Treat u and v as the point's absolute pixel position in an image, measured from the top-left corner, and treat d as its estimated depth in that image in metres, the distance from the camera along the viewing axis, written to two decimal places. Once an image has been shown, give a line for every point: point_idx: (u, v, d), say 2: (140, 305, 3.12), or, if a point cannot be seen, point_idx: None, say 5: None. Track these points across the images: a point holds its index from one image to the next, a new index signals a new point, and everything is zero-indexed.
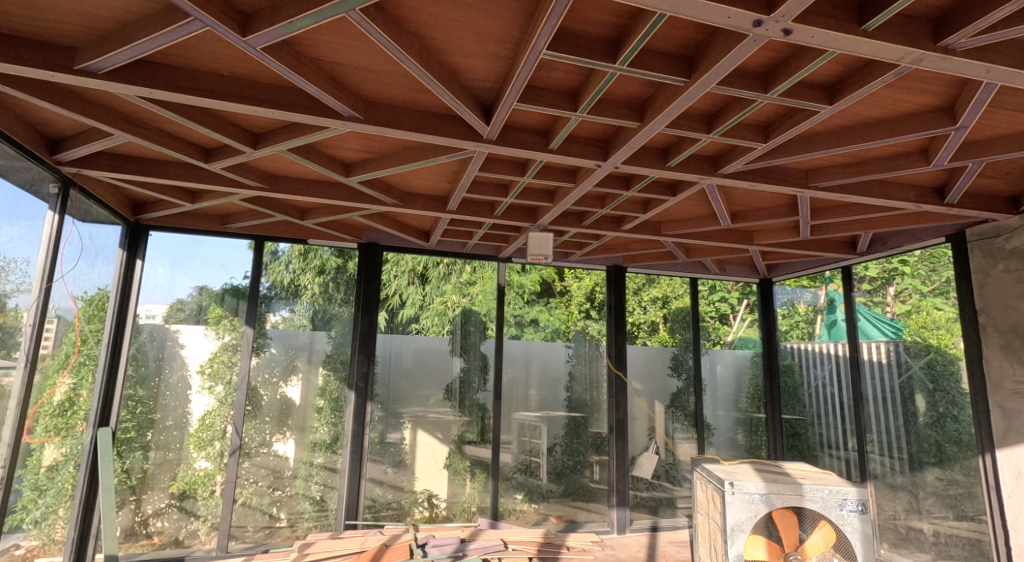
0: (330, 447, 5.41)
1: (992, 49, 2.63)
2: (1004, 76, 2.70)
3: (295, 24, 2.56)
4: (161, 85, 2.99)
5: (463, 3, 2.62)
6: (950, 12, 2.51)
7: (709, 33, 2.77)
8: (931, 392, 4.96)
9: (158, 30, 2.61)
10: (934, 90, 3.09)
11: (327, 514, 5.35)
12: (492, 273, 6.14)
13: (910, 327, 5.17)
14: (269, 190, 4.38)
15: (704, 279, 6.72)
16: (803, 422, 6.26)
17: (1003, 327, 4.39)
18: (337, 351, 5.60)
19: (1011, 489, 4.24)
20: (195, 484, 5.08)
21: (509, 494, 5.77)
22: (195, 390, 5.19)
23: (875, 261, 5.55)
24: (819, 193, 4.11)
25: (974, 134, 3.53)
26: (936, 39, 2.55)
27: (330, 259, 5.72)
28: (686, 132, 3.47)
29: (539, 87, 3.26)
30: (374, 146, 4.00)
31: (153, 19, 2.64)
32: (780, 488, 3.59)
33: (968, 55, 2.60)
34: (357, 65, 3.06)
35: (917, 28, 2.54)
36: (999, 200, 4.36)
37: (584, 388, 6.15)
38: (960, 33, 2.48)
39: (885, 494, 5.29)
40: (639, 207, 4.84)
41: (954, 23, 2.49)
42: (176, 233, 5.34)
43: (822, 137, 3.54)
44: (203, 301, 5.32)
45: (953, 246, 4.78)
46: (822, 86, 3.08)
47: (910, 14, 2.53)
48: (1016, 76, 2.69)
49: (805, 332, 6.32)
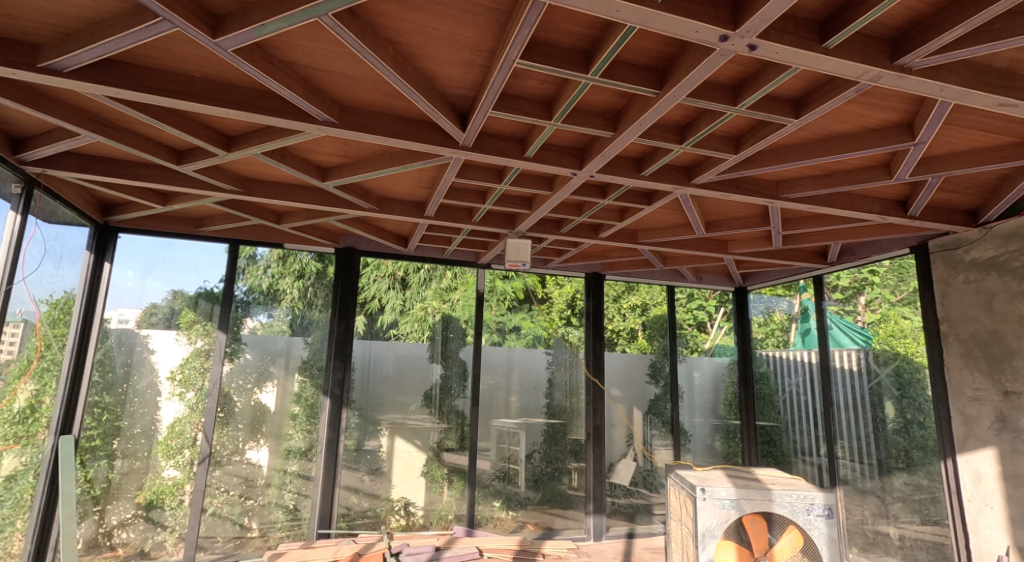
0: (305, 455, 5.34)
1: (946, 69, 2.74)
2: (957, 95, 2.81)
3: (266, 27, 2.53)
4: (129, 86, 2.93)
5: (437, 10, 2.63)
6: (906, 32, 2.61)
7: (679, 47, 2.84)
8: (899, 399, 5.11)
9: (126, 29, 2.56)
10: (895, 107, 3.21)
11: (300, 523, 5.26)
12: (472, 278, 6.12)
13: (879, 335, 5.33)
14: (243, 193, 4.31)
15: (681, 287, 6.83)
16: (777, 428, 6.38)
17: (963, 335, 4.56)
18: (314, 357, 5.53)
19: (971, 494, 4.40)
20: (163, 494, 4.95)
21: (486, 501, 5.75)
22: (164, 397, 5.06)
23: (846, 270, 5.70)
24: (789, 204, 4.22)
25: (933, 149, 3.67)
26: (893, 58, 2.65)
27: (310, 263, 5.66)
28: (659, 142, 3.53)
29: (514, 95, 3.29)
30: (351, 150, 3.97)
31: (120, 19, 2.58)
32: (750, 493, 3.46)
33: (924, 73, 2.70)
34: (331, 69, 3.04)
35: (875, 47, 2.64)
36: (958, 213, 4.54)
37: (564, 395, 6.18)
38: (915, 53, 2.58)
39: (854, 499, 5.43)
40: (615, 216, 4.89)
41: (909, 43, 2.59)
42: (147, 235, 5.22)
43: (791, 150, 3.64)
44: (176, 306, 5.20)
45: (917, 257, 4.95)
46: (789, 100, 3.17)
47: (869, 33, 2.63)
48: (969, 95, 2.82)
49: (781, 340, 6.45)
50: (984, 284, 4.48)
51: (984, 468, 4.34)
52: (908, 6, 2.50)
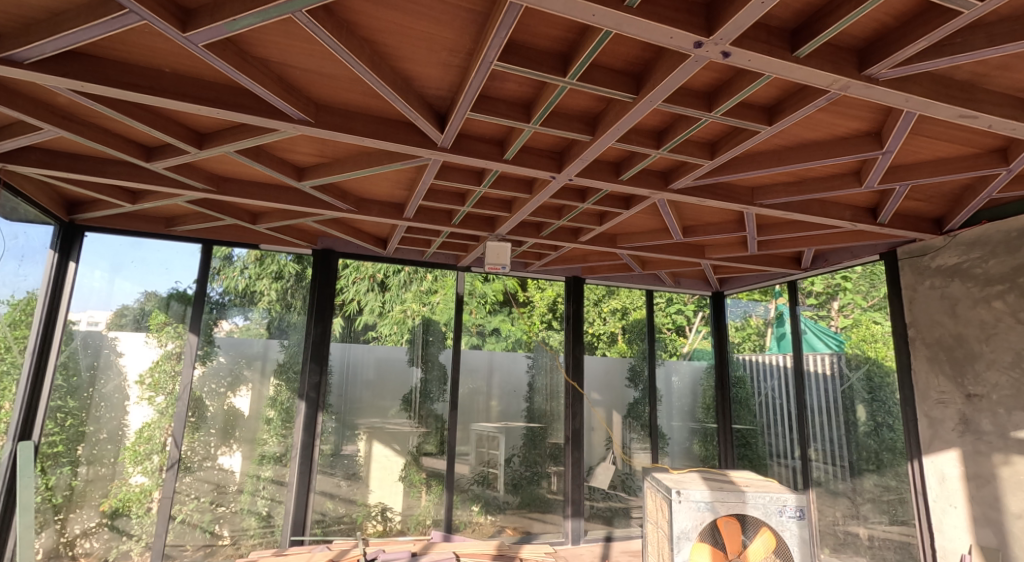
0: (280, 460, 5.23)
1: (911, 81, 2.82)
2: (922, 105, 2.89)
3: (238, 22, 2.49)
4: (94, 79, 2.85)
5: (415, 10, 2.62)
6: (873, 43, 2.68)
7: (655, 52, 2.87)
8: (870, 402, 5.22)
9: (91, 21, 2.49)
10: (864, 116, 3.29)
11: (273, 530, 5.15)
12: (452, 281, 6.09)
13: (851, 339, 5.45)
14: (216, 192, 4.22)
15: (660, 292, 6.90)
16: (753, 431, 6.47)
17: (929, 340, 4.70)
18: (290, 360, 5.44)
19: (936, 494, 4.53)
20: (129, 501, 4.80)
21: (464, 506, 5.71)
22: (132, 401, 4.92)
23: (820, 276, 5.84)
24: (764, 210, 4.30)
25: (901, 159, 3.77)
26: (861, 69, 2.71)
27: (288, 265, 5.57)
28: (636, 147, 3.56)
29: (492, 97, 3.29)
30: (328, 150, 3.91)
31: (85, 10, 2.51)
32: (724, 495, 3.45)
33: (890, 84, 2.77)
34: (306, 67, 3.00)
35: (843, 57, 2.71)
36: (924, 221, 4.68)
37: (544, 399, 6.19)
38: (881, 64, 2.65)
39: (826, 501, 5.55)
40: (595, 220, 4.91)
41: (876, 54, 2.66)
42: (115, 234, 5.07)
43: (766, 156, 3.71)
44: (147, 307, 5.06)
45: (887, 263, 5.08)
46: (762, 108, 3.23)
47: (838, 44, 2.69)
48: (933, 107, 2.90)
49: (757, 344, 6.54)
50: (948, 290, 4.62)
51: (948, 470, 4.47)
52: (874, 19, 2.57)
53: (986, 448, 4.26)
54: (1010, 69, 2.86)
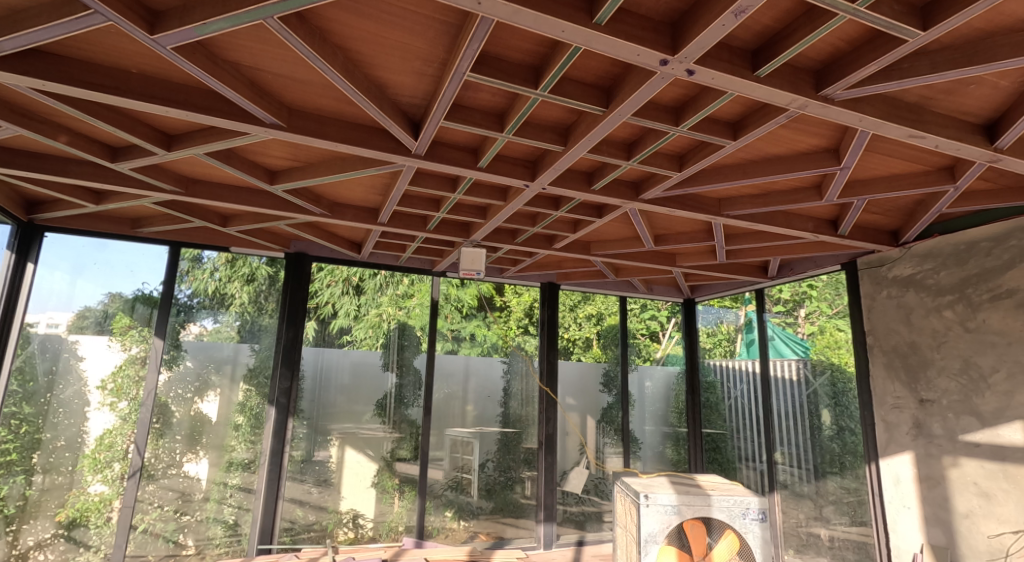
0: (248, 467, 5.12)
1: (864, 102, 2.95)
2: (874, 125, 3.02)
3: (207, 27, 2.46)
4: (56, 78, 2.77)
5: (388, 20, 2.63)
6: (829, 65, 2.80)
7: (624, 67, 2.93)
8: (834, 407, 5.39)
9: (54, 20, 2.43)
10: (825, 134, 3.43)
11: (240, 539, 5.03)
12: (428, 286, 6.07)
13: (816, 346, 5.62)
14: (185, 194, 4.13)
15: (634, 298, 7.00)
16: (723, 435, 6.61)
17: (886, 347, 4.90)
18: (260, 365, 5.33)
19: (891, 495, 4.72)
20: (87, 511, 4.64)
21: (438, 512, 5.67)
22: (93, 407, 4.75)
23: (788, 284, 6.01)
24: (731, 221, 4.43)
25: (858, 174, 3.94)
26: (817, 89, 2.84)
27: (261, 268, 5.48)
28: (607, 158, 3.64)
29: (465, 106, 3.31)
30: (301, 154, 3.87)
31: (47, 8, 2.45)
32: (691, 499, 3.51)
33: (844, 104, 2.90)
34: (278, 72, 2.97)
35: (801, 78, 2.82)
36: (881, 233, 4.89)
37: (519, 404, 6.21)
38: (835, 86, 2.77)
39: (791, 503, 5.71)
40: (569, 227, 4.98)
41: (831, 76, 2.79)
42: (78, 235, 4.91)
43: (733, 169, 3.83)
44: (110, 309, 4.92)
45: (848, 273, 5.28)
46: (727, 123, 3.34)
47: (796, 64, 2.81)
48: (885, 126, 3.04)
49: (727, 350, 6.69)
50: (904, 300, 4.83)
51: (902, 472, 4.66)
52: (830, 44, 2.68)
53: (936, 451, 4.46)
54: (953, 93, 3.02)
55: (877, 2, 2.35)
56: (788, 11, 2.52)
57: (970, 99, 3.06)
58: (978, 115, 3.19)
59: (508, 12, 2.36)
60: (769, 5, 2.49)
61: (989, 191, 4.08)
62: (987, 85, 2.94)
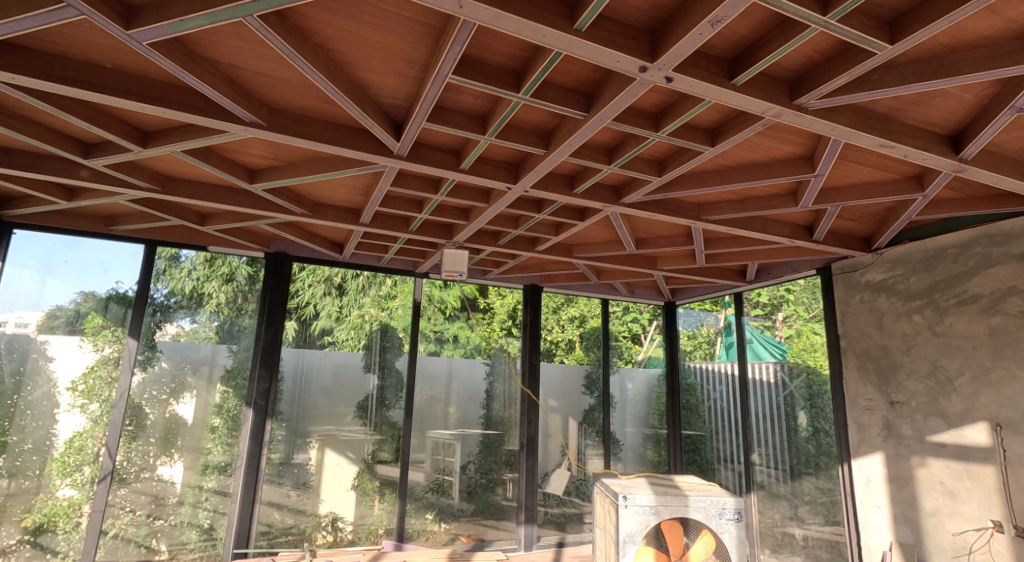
0: (224, 470, 5.03)
1: (837, 111, 3.02)
2: (846, 134, 3.10)
3: (184, 23, 2.41)
4: (26, 71, 2.69)
5: (370, 20, 2.61)
6: (803, 75, 2.86)
7: (605, 73, 2.96)
8: (810, 409, 5.49)
9: (24, 13, 2.37)
10: (801, 142, 3.51)
11: (215, 543, 4.94)
12: (410, 287, 6.03)
13: (793, 349, 5.73)
14: (161, 192, 4.05)
15: (615, 301, 7.06)
16: (702, 437, 6.67)
17: (859, 350, 5.01)
18: (239, 366, 5.24)
19: (862, 494, 4.83)
20: (55, 516, 4.52)
21: (418, 515, 5.63)
22: (63, 408, 4.64)
23: (766, 288, 6.13)
24: (710, 225, 4.50)
25: (833, 181, 4.03)
26: (792, 98, 2.90)
27: (240, 267, 5.39)
28: (588, 162, 3.66)
29: (448, 108, 3.31)
30: (281, 153, 3.82)
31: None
32: (669, 499, 3.53)
33: (818, 114, 2.97)
34: (257, 70, 2.93)
35: (776, 87, 2.88)
36: (854, 239, 5.01)
37: (501, 405, 6.21)
38: (809, 95, 2.83)
39: (767, 503, 5.81)
40: (551, 230, 5.00)
41: (805, 85, 2.85)
42: (49, 233, 4.79)
43: (712, 174, 3.89)
44: (83, 309, 4.81)
45: (823, 278, 5.40)
46: (706, 129, 3.39)
47: (772, 74, 2.87)
48: (856, 135, 3.11)
49: (707, 352, 6.76)
50: (875, 304, 4.95)
51: (873, 472, 4.77)
52: (803, 54, 2.74)
53: (905, 451, 4.58)
54: (921, 105, 3.11)
55: (848, 16, 2.41)
56: (763, 22, 2.57)
57: (937, 110, 3.15)
58: (944, 126, 3.29)
59: (489, 16, 2.37)
60: (745, 16, 2.54)
61: (956, 200, 4.20)
62: (952, 97, 3.04)
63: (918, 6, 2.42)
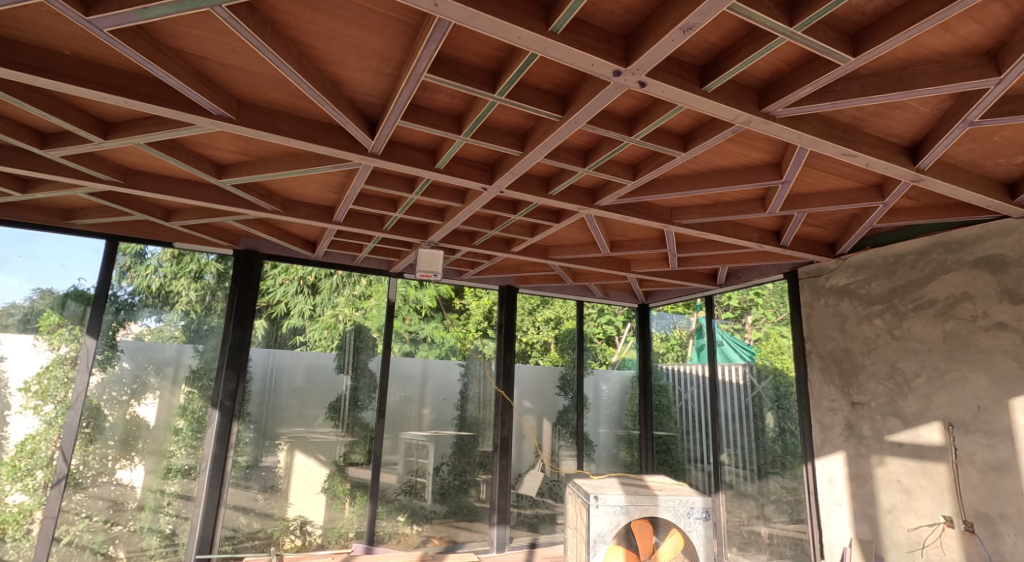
0: (188, 474, 4.88)
1: (804, 120, 3.09)
2: (812, 142, 3.18)
3: (148, 11, 2.33)
4: None
5: (343, 15, 2.57)
6: (771, 84, 2.92)
7: (580, 76, 2.97)
8: (777, 410, 5.61)
9: None
10: (770, 149, 3.59)
11: (177, 549, 4.78)
12: (384, 287, 5.95)
13: (761, 351, 5.85)
14: (123, 185, 3.90)
15: (590, 303, 7.12)
16: (672, 437, 6.76)
17: (823, 353, 5.15)
18: (205, 366, 5.09)
19: (825, 493, 4.96)
20: (4, 523, 4.31)
21: (390, 517, 5.57)
22: (14, 410, 4.43)
23: (736, 291, 6.26)
24: (683, 229, 4.56)
25: (800, 188, 4.13)
26: (760, 105, 2.95)
27: (209, 265, 5.25)
28: (563, 164, 3.68)
29: (423, 107, 3.27)
30: (252, 148, 3.73)
31: None
32: (639, 499, 3.54)
33: (785, 122, 3.03)
34: (226, 62, 2.85)
35: (745, 94, 2.93)
36: (819, 245, 5.15)
37: (476, 406, 6.18)
38: (776, 103, 2.89)
39: (735, 503, 5.91)
40: (526, 231, 5.00)
41: (773, 93, 2.91)
42: (3, 226, 4.57)
43: (684, 179, 3.94)
44: (38, 306, 4.61)
45: (790, 282, 5.54)
46: (678, 135, 3.43)
47: (742, 82, 2.92)
48: (822, 143, 3.19)
49: (679, 354, 6.85)
50: (839, 308, 5.09)
51: (835, 471, 4.91)
52: (771, 63, 2.80)
53: (865, 450, 4.72)
54: (882, 116, 3.21)
55: (814, 27, 2.47)
56: (733, 30, 2.62)
57: (896, 122, 3.26)
58: (904, 137, 3.40)
59: (465, 15, 2.35)
60: (716, 24, 2.58)
61: (914, 209, 4.35)
62: (910, 109, 3.14)
63: (879, 20, 2.50)
